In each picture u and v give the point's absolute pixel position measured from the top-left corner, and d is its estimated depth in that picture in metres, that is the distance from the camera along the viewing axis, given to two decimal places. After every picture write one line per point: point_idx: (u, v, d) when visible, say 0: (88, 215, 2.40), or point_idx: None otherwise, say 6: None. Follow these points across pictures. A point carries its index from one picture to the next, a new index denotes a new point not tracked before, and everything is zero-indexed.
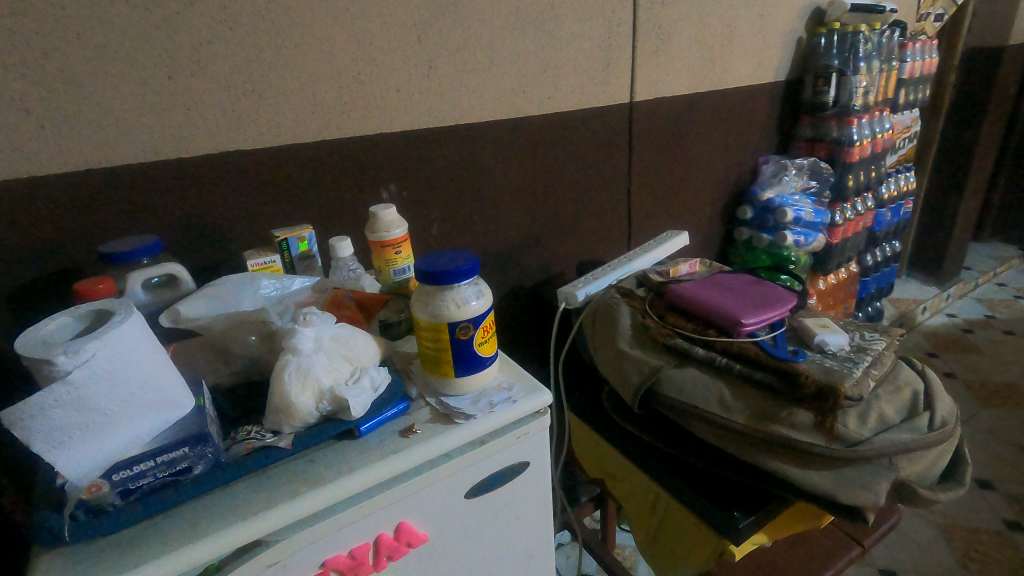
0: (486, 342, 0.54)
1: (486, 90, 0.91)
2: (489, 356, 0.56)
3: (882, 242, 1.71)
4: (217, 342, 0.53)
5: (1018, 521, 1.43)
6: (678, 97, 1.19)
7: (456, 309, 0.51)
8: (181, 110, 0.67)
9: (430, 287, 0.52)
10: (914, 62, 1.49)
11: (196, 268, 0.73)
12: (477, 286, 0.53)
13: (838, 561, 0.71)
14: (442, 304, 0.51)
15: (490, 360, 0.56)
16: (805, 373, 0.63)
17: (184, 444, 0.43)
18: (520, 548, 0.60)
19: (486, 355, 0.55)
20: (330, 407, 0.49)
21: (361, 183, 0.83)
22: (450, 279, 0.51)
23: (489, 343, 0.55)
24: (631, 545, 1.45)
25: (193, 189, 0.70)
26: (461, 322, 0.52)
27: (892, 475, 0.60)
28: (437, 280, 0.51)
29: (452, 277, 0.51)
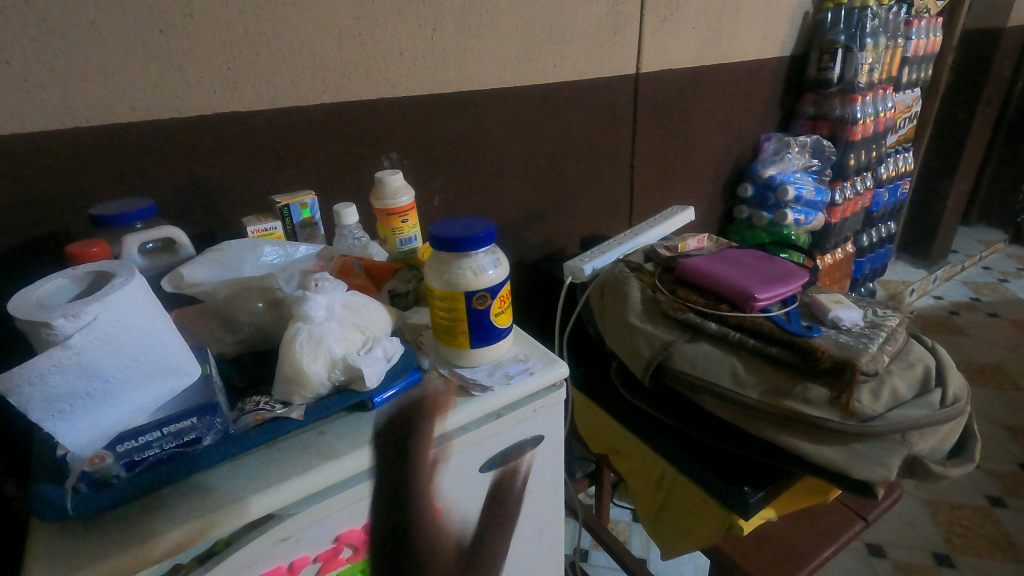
0: (502, 314, 0.53)
1: (492, 55, 0.88)
2: (504, 329, 0.54)
3: (877, 223, 1.72)
4: (221, 310, 0.50)
5: (1000, 497, 1.47)
6: (684, 70, 1.17)
7: (473, 278, 0.49)
8: (174, 65, 0.63)
9: (444, 254, 0.50)
10: (919, 40, 1.48)
11: (190, 234, 0.70)
12: (494, 255, 0.51)
13: (841, 534, 0.71)
14: (457, 273, 0.49)
15: (505, 332, 0.54)
16: (821, 347, 0.63)
17: (193, 414, 0.40)
18: (531, 522, 0.60)
19: (502, 328, 0.54)
20: (343, 376, 0.47)
21: (363, 149, 0.80)
22: (468, 247, 0.49)
23: (505, 315, 0.53)
24: (625, 520, 1.46)
25: (188, 152, 0.66)
26: (476, 292, 0.50)
27: (904, 451, 0.60)
28: (453, 247, 0.49)
29: (468, 245, 0.49)
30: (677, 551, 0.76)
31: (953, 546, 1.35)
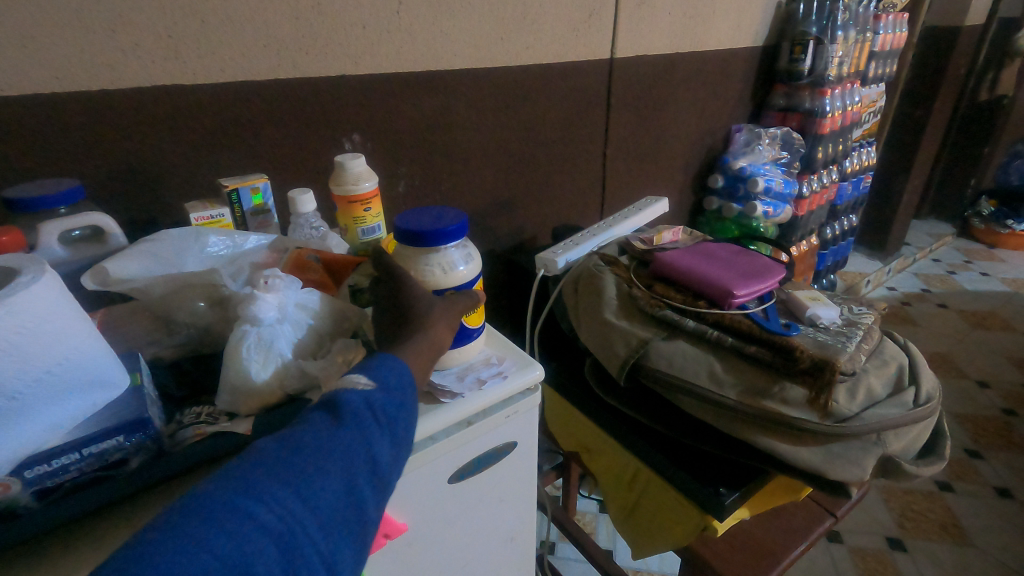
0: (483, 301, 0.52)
1: (461, 33, 0.82)
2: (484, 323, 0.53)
3: (841, 216, 1.75)
4: (158, 310, 0.45)
5: (948, 482, 1.53)
6: (658, 57, 1.14)
7: (455, 268, 0.49)
8: (105, 31, 0.56)
9: (419, 248, 0.48)
10: (886, 35, 1.49)
11: (126, 221, 0.63)
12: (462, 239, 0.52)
13: (812, 532, 0.71)
14: (442, 266, 0.48)
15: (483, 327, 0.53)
16: (800, 347, 0.61)
17: (119, 433, 0.35)
18: (501, 530, 0.57)
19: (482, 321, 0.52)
20: (296, 385, 0.42)
21: (322, 130, 0.74)
22: (451, 233, 0.48)
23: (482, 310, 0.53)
24: (591, 511, 1.46)
25: (122, 129, 0.59)
26: (461, 283, 0.49)
27: (879, 451, 0.59)
28: (437, 237, 0.47)
29: (452, 229, 0.48)
30: (649, 550, 0.75)
31: (905, 531, 1.40)
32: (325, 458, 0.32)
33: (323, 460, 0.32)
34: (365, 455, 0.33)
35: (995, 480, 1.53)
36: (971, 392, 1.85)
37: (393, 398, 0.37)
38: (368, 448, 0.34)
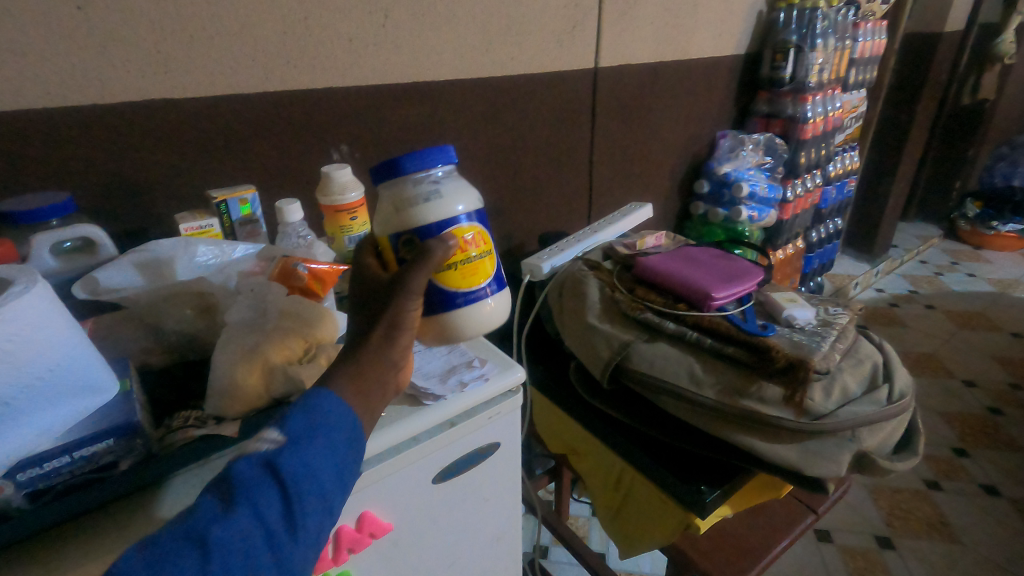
0: (473, 258, 0.44)
1: (447, 46, 0.85)
2: (476, 289, 0.45)
3: (826, 219, 1.78)
4: (148, 317, 0.46)
5: (936, 480, 1.55)
6: (642, 66, 1.16)
7: (419, 202, 0.43)
8: (94, 48, 0.57)
9: (388, 182, 0.45)
10: (865, 42, 1.53)
11: (118, 232, 0.64)
12: (454, 180, 0.45)
13: (793, 529, 0.72)
14: (402, 201, 0.43)
15: (475, 294, 0.45)
16: (776, 347, 0.63)
17: (110, 436, 0.36)
18: (487, 530, 0.58)
19: (472, 286, 0.44)
20: (282, 389, 0.43)
21: (310, 141, 0.75)
22: (416, 162, 0.43)
23: (475, 271, 0.44)
24: (584, 515, 1.47)
25: (113, 142, 0.61)
26: (424, 223, 0.42)
27: (853, 447, 0.61)
28: (397, 167, 0.43)
29: (418, 158, 0.44)
30: (635, 550, 0.76)
31: (893, 529, 1.41)
32: (201, 555, 0.30)
33: (203, 553, 0.30)
34: (259, 534, 0.31)
35: (982, 478, 1.55)
36: (958, 391, 1.87)
37: (304, 458, 0.33)
38: (264, 525, 0.32)
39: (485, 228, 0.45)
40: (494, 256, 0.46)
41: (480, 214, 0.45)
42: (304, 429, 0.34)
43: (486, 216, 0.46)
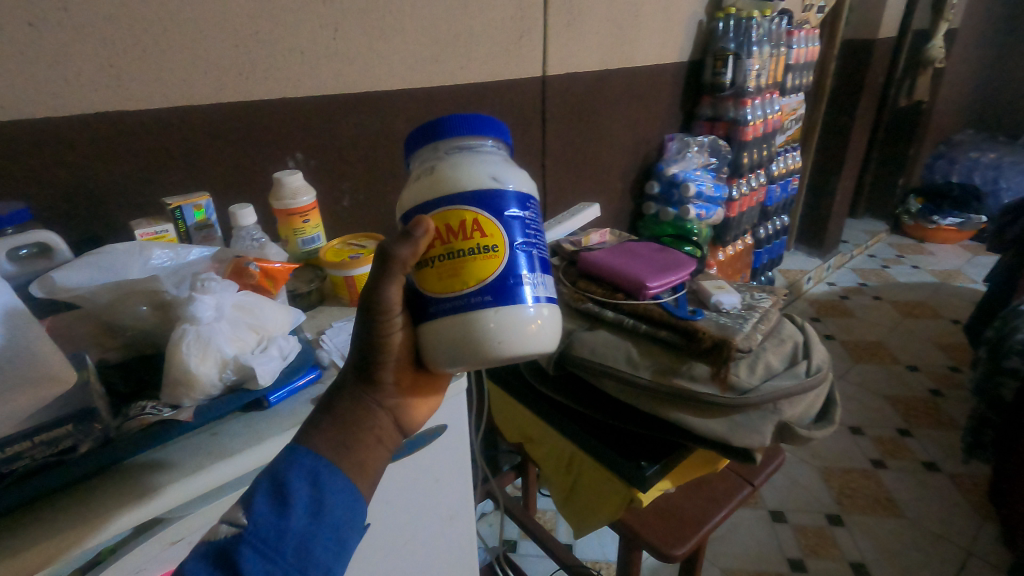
0: (465, 251, 0.40)
1: (397, 56, 0.89)
2: (464, 295, 0.40)
3: (773, 217, 1.87)
4: (103, 317, 0.49)
5: (881, 460, 1.63)
6: (590, 74, 1.22)
7: (431, 172, 0.42)
8: (47, 63, 0.59)
9: (429, 152, 0.46)
10: (799, 49, 1.64)
11: (74, 240, 0.66)
12: (491, 162, 0.43)
13: (731, 500, 0.77)
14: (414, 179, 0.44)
15: (469, 300, 0.40)
16: (702, 329, 0.69)
17: (70, 421, 0.39)
18: (439, 511, 0.62)
19: (463, 292, 0.40)
20: (234, 376, 0.48)
21: (264, 150, 0.78)
22: (453, 130, 0.44)
23: (467, 271, 0.40)
24: (551, 509, 1.51)
25: (67, 154, 0.63)
26: (421, 198, 0.42)
27: (774, 418, 0.66)
28: (432, 132, 0.44)
29: (461, 127, 0.44)
30: (585, 529, 0.81)
31: (843, 506, 1.49)
32: None
33: None
34: None
35: (923, 455, 1.64)
36: (902, 375, 1.98)
37: (262, 540, 0.36)
38: None
39: (495, 217, 0.40)
40: (507, 260, 0.41)
41: (493, 200, 0.41)
42: (266, 510, 0.37)
43: (508, 207, 0.41)
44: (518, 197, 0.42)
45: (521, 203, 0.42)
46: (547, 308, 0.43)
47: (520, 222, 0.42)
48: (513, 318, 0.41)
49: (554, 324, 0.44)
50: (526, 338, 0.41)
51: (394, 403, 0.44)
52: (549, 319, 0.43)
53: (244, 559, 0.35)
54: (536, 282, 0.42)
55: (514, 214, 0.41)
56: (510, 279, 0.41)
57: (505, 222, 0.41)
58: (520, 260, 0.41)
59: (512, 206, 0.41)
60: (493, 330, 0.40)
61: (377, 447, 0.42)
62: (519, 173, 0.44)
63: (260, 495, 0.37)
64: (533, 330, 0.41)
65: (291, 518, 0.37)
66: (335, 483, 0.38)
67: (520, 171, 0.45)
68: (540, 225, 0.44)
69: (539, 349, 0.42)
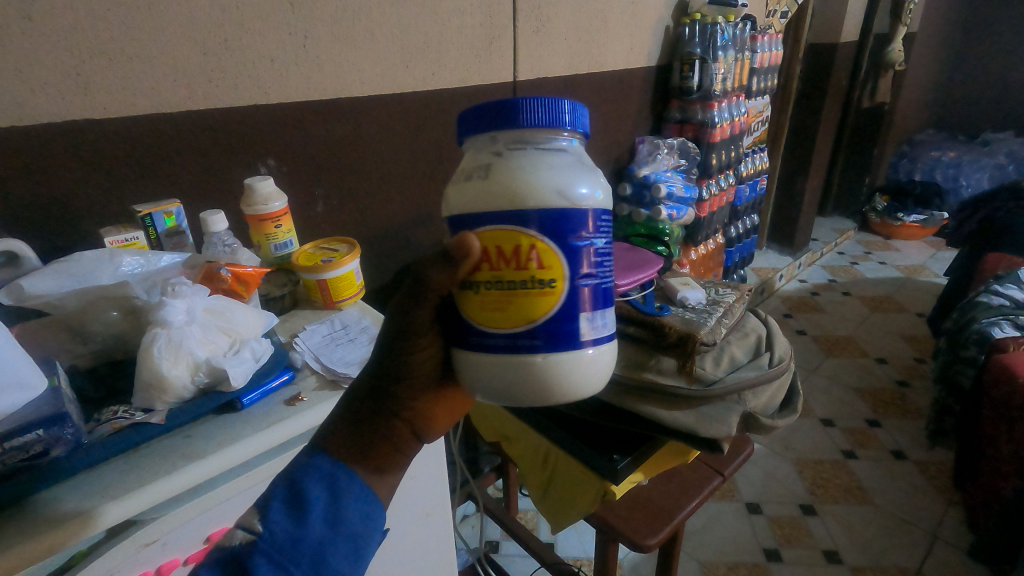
0: (517, 284, 0.38)
1: (368, 63, 0.90)
2: (514, 334, 0.39)
3: (742, 216, 1.93)
4: (73, 322, 0.50)
5: (852, 450, 1.68)
6: (560, 79, 1.24)
7: (493, 177, 0.39)
8: (11, 72, 0.59)
9: (495, 136, 0.42)
10: (763, 53, 1.70)
11: (42, 249, 0.66)
12: (560, 169, 0.40)
13: (703, 490, 0.80)
14: (477, 174, 0.40)
15: (519, 342, 0.39)
16: (668, 324, 0.72)
17: (38, 427, 0.39)
18: (416, 507, 0.63)
19: (513, 331, 0.39)
20: (207, 378, 0.49)
21: (236, 157, 0.79)
22: (525, 118, 0.40)
23: (517, 307, 0.39)
24: (532, 509, 1.52)
25: (33, 163, 0.63)
26: (477, 209, 0.39)
27: (739, 408, 0.68)
28: (503, 117, 0.40)
29: (540, 117, 0.40)
30: (562, 524, 0.82)
31: (816, 496, 1.53)
32: None
33: None
34: None
35: (891, 444, 1.70)
36: (871, 368, 2.05)
37: (276, 549, 0.37)
38: None
39: (556, 250, 0.38)
40: (564, 299, 0.39)
41: (556, 227, 0.38)
42: (280, 519, 0.38)
43: (572, 234, 0.39)
44: (586, 220, 0.39)
45: (586, 226, 0.39)
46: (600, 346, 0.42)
47: (581, 251, 0.39)
48: (562, 363, 0.40)
49: (603, 360, 0.43)
50: (573, 381, 0.41)
51: (413, 414, 0.44)
52: (597, 356, 0.42)
53: (256, 566, 0.36)
54: (591, 318, 0.41)
55: (578, 246, 0.39)
56: (565, 320, 0.39)
57: (568, 253, 0.39)
58: (576, 295, 0.39)
59: (575, 234, 0.39)
60: (538, 374, 0.40)
61: (390, 451, 0.43)
62: (588, 184, 0.40)
63: (274, 503, 0.38)
64: (580, 373, 0.41)
65: (306, 524, 0.38)
66: (352, 490, 0.40)
67: (591, 179, 0.41)
68: (604, 248, 0.41)
69: (584, 389, 0.42)
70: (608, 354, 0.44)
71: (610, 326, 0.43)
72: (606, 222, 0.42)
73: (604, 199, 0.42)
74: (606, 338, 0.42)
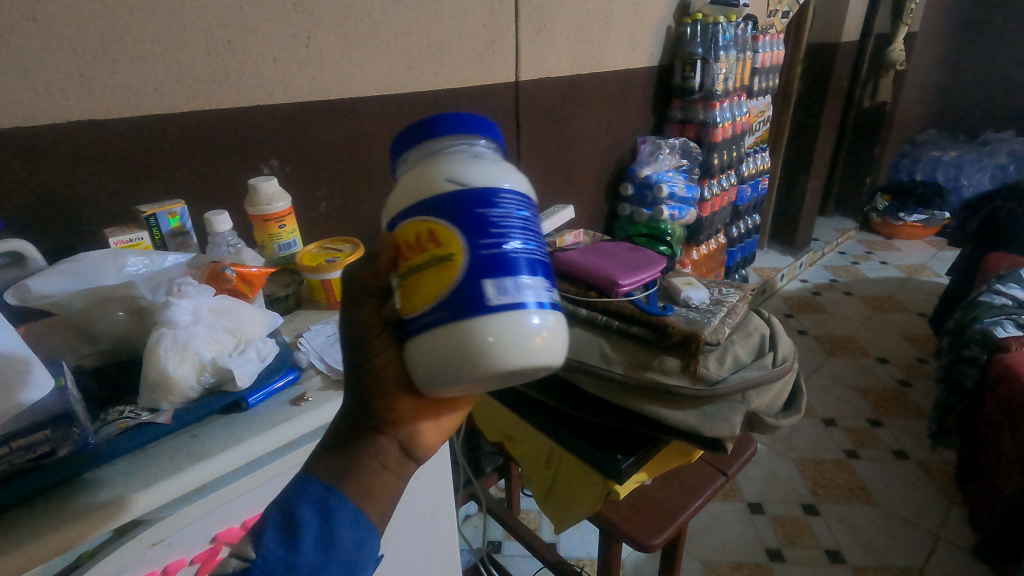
0: (422, 266, 0.39)
1: (371, 64, 0.90)
2: (427, 312, 0.38)
3: (744, 216, 1.93)
4: (78, 323, 0.49)
5: (854, 450, 1.68)
6: (561, 79, 1.24)
7: (402, 184, 0.42)
8: (16, 73, 0.59)
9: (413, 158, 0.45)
10: (765, 53, 1.70)
11: (46, 249, 0.66)
12: (459, 161, 0.41)
13: (706, 489, 0.80)
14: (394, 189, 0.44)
15: (433, 317, 0.38)
16: (672, 324, 0.71)
17: (47, 426, 0.39)
18: (420, 507, 0.63)
19: (427, 310, 0.38)
20: (212, 378, 0.49)
21: (239, 158, 0.79)
22: (433, 129, 0.43)
23: (426, 286, 0.38)
24: (535, 509, 1.52)
25: (36, 164, 0.63)
26: (392, 216, 0.42)
27: (743, 408, 0.68)
28: (409, 139, 0.44)
29: (446, 126, 0.43)
30: (565, 524, 0.82)
31: (818, 496, 1.52)
32: None
33: None
34: None
35: (893, 444, 1.70)
36: (873, 367, 2.04)
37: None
38: None
39: (450, 224, 0.38)
40: (464, 269, 0.37)
41: (449, 206, 0.39)
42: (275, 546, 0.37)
43: (466, 208, 0.38)
44: (482, 194, 0.39)
45: (482, 200, 0.39)
46: (523, 313, 0.38)
47: (482, 221, 0.38)
48: (485, 333, 0.37)
49: (539, 329, 0.39)
50: (508, 355, 0.38)
51: (401, 428, 0.42)
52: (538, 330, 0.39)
53: None
54: (504, 285, 0.38)
55: (474, 218, 0.38)
56: (474, 289, 0.37)
57: (463, 225, 0.38)
58: (480, 263, 0.38)
59: (471, 209, 0.38)
60: (469, 350, 0.37)
61: (381, 473, 0.40)
62: (487, 170, 0.41)
63: (269, 531, 0.37)
64: (512, 343, 0.38)
65: (300, 550, 0.36)
66: (348, 514, 0.38)
67: (496, 168, 0.41)
68: (515, 220, 0.40)
69: (518, 360, 0.38)
70: (555, 327, 0.40)
71: (544, 296, 0.40)
72: (518, 199, 0.41)
73: (514, 181, 0.42)
74: (535, 306, 0.39)
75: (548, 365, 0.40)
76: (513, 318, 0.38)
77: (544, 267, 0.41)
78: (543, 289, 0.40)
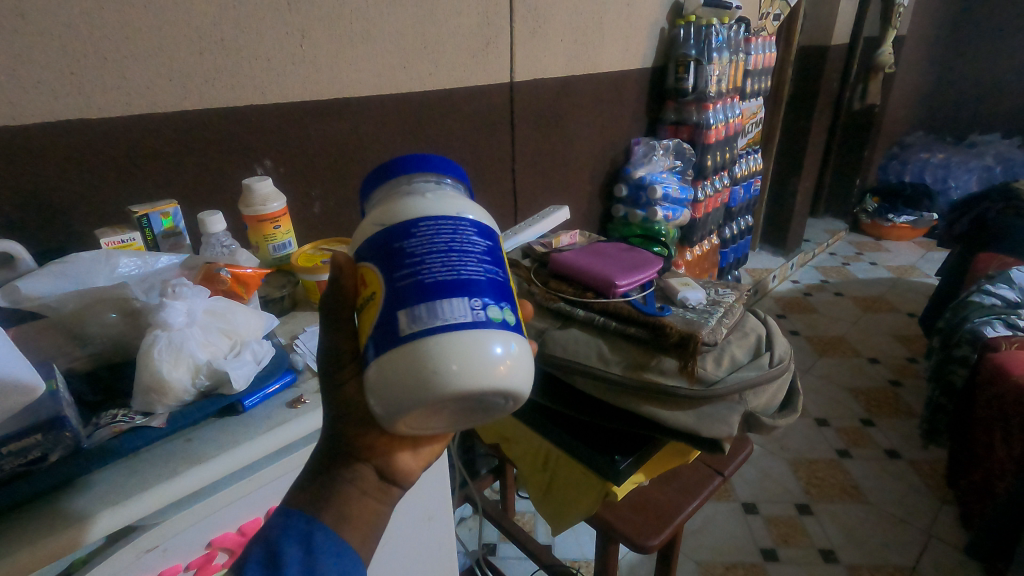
0: (361, 308, 0.40)
1: (365, 61, 0.89)
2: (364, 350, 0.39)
3: (736, 217, 1.94)
4: (70, 324, 0.49)
5: (846, 449, 1.69)
6: (555, 80, 1.24)
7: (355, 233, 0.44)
8: (5, 70, 0.58)
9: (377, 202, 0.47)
10: (757, 55, 1.71)
11: (35, 250, 0.65)
12: (392, 201, 0.42)
13: (703, 489, 0.80)
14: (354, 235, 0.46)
15: (368, 354, 0.38)
16: (669, 324, 0.71)
17: (36, 431, 0.38)
18: (419, 511, 0.63)
19: (364, 349, 0.39)
20: (208, 381, 0.48)
21: (232, 158, 0.78)
22: (389, 171, 0.45)
23: (362, 326, 0.39)
24: (529, 511, 1.52)
25: (24, 163, 0.62)
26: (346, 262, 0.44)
27: (740, 408, 0.68)
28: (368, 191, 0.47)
29: (401, 167, 0.45)
30: (563, 525, 0.82)
31: (811, 495, 1.53)
32: None
33: None
34: None
35: (885, 443, 1.71)
36: (864, 368, 2.06)
37: None
38: None
39: (372, 264, 0.39)
40: (382, 304, 0.37)
41: (373, 247, 0.39)
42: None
43: (384, 245, 0.39)
44: (401, 227, 0.39)
45: (401, 234, 0.39)
46: (441, 338, 0.36)
47: (399, 254, 0.38)
48: (409, 364, 0.36)
49: (466, 351, 0.36)
50: (437, 385, 0.36)
51: (378, 455, 0.42)
52: (470, 355, 0.36)
53: None
54: (419, 312, 0.36)
55: (392, 254, 0.38)
56: (391, 323, 0.37)
57: (381, 263, 0.38)
58: (394, 295, 0.37)
59: (389, 245, 0.38)
60: (399, 384, 0.36)
61: (361, 499, 0.42)
62: (414, 203, 0.41)
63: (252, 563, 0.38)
64: (437, 372, 0.36)
65: None
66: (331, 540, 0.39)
67: (424, 200, 0.41)
68: (434, 244, 0.38)
69: (449, 387, 0.36)
70: (489, 347, 0.37)
71: (471, 315, 0.37)
72: (443, 223, 0.39)
73: (444, 206, 0.41)
74: (455, 328, 0.36)
75: (491, 387, 0.37)
76: (436, 346, 0.36)
77: (478, 283, 0.38)
78: (471, 308, 0.37)
